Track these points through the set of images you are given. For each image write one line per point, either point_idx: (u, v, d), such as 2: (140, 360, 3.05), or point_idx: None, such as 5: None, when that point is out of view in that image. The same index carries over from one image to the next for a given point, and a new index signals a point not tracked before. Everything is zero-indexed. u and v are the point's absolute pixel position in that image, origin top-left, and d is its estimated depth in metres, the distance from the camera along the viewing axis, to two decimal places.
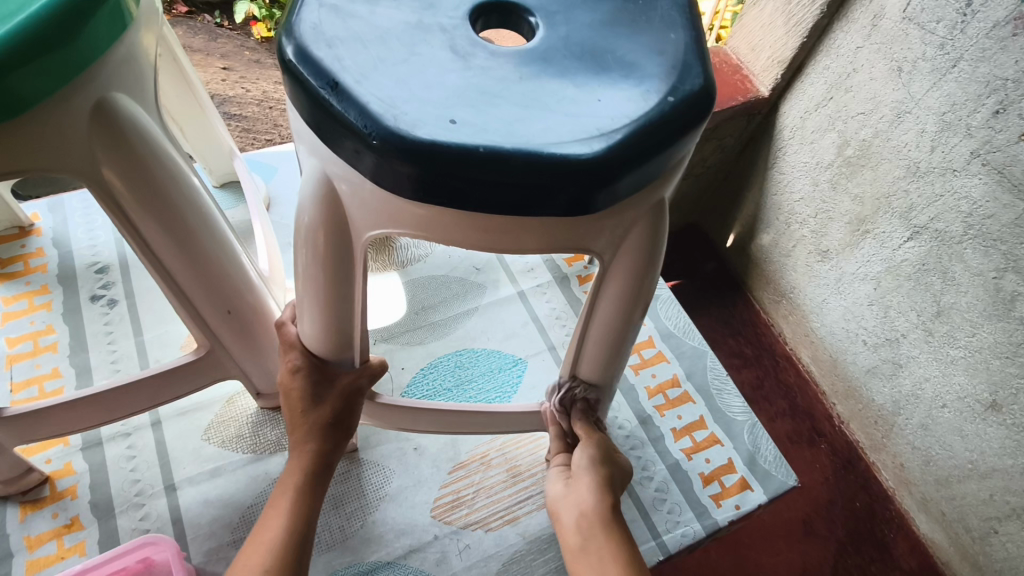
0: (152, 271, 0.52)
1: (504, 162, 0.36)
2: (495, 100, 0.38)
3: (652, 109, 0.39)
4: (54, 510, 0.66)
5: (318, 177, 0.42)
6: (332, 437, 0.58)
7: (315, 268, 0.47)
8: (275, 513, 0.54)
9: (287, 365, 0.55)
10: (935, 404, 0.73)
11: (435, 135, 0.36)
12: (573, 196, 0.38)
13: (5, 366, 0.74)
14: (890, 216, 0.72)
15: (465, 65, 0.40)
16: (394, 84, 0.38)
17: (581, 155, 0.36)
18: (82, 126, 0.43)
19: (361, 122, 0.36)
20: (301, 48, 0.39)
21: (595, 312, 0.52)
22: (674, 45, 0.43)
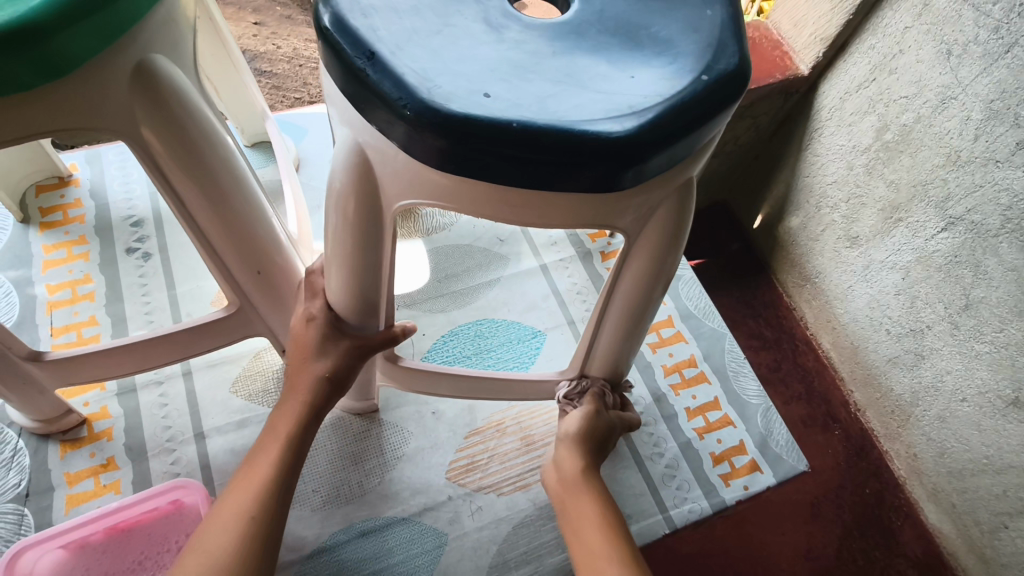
0: (187, 229, 0.54)
1: (535, 138, 0.36)
2: (525, 75, 0.38)
3: (686, 89, 0.38)
4: (91, 449, 0.70)
5: (351, 146, 0.43)
6: (331, 389, 0.60)
7: (338, 233, 0.48)
8: (271, 446, 0.56)
9: (304, 315, 0.58)
10: (955, 397, 0.72)
11: (469, 110, 0.36)
12: (598, 174, 0.38)
13: (46, 312, 0.77)
14: (925, 205, 0.70)
15: (499, 38, 0.40)
16: (427, 55, 0.38)
17: (612, 133, 0.36)
18: (124, 87, 0.43)
19: (396, 94, 0.37)
20: (338, 16, 0.39)
21: (618, 287, 0.53)
22: (711, 22, 0.42)
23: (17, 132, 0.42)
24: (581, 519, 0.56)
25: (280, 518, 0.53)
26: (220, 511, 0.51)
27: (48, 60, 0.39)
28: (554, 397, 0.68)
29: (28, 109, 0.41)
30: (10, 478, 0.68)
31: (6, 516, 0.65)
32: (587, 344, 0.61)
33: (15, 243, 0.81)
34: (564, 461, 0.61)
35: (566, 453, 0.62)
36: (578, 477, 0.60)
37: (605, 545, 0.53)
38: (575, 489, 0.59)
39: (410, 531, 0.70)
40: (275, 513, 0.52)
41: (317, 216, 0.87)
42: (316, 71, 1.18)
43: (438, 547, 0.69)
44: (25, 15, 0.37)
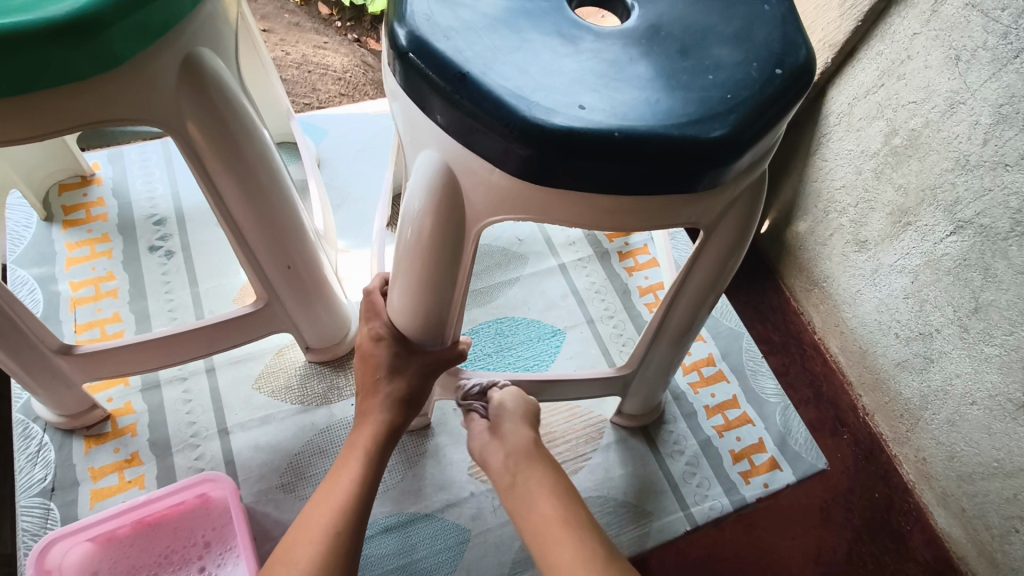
0: (222, 223, 0.55)
1: (640, 146, 0.38)
2: (614, 83, 0.40)
3: (766, 86, 0.41)
4: (116, 445, 0.70)
5: (437, 165, 0.44)
6: (406, 410, 0.59)
7: (418, 250, 0.48)
8: (348, 468, 0.55)
9: (372, 333, 0.58)
10: (965, 401, 0.72)
11: (571, 124, 0.38)
12: (690, 176, 0.40)
13: (69, 309, 0.77)
14: (934, 208, 0.71)
15: (577, 49, 0.41)
16: (517, 72, 0.39)
17: (708, 133, 0.39)
18: (171, 79, 0.44)
19: (496, 113, 0.38)
20: (420, 40, 0.40)
21: (687, 283, 0.55)
22: (769, 16, 0.45)
23: (65, 123, 0.42)
24: (533, 494, 0.56)
25: (360, 538, 0.52)
26: (302, 529, 0.51)
27: (99, 52, 0.39)
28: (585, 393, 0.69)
29: (78, 100, 0.41)
30: (35, 473, 0.68)
31: (32, 510, 0.65)
32: (644, 343, 0.63)
33: (38, 241, 0.82)
34: (513, 434, 0.61)
35: (514, 428, 0.61)
36: (526, 451, 0.59)
37: (565, 513, 0.55)
38: (529, 465, 0.58)
39: (433, 527, 0.70)
40: (355, 541, 0.52)
41: (337, 215, 0.88)
42: (325, 76, 1.19)
43: (460, 543, 0.69)
44: (80, 8, 0.38)
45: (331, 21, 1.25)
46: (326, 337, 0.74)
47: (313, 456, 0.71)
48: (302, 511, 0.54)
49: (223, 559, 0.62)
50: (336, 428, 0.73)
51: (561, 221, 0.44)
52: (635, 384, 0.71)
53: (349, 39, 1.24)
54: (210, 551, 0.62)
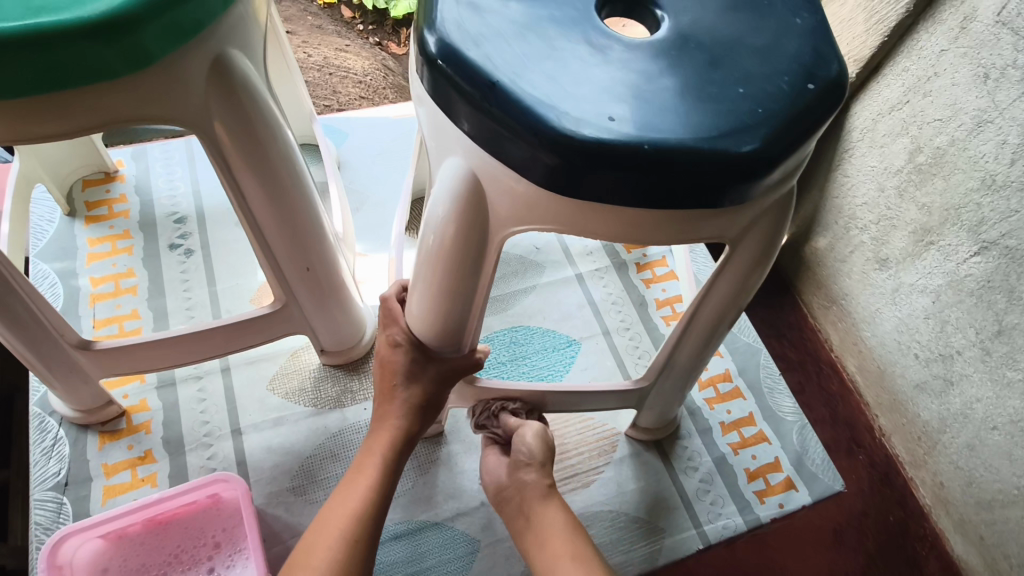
0: (243, 223, 0.55)
1: (669, 158, 0.37)
2: (645, 94, 0.40)
3: (798, 99, 0.41)
4: (130, 441, 0.70)
5: (463, 174, 0.43)
6: (422, 418, 0.59)
7: (439, 257, 0.48)
8: (363, 474, 0.56)
9: (389, 338, 0.58)
10: (986, 425, 0.70)
11: (600, 135, 0.37)
12: (718, 189, 0.39)
13: (89, 304, 0.78)
14: (958, 228, 0.70)
15: (606, 59, 0.41)
16: (546, 81, 0.39)
17: (739, 147, 0.38)
18: (200, 79, 0.44)
19: (525, 123, 0.38)
20: (449, 48, 0.40)
21: (710, 295, 0.54)
22: (799, 29, 0.45)
23: (95, 121, 0.42)
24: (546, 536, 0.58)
25: (375, 544, 0.53)
26: (320, 531, 0.52)
27: (132, 51, 0.40)
28: (600, 406, 0.69)
29: (108, 97, 0.41)
30: (50, 467, 0.68)
31: (45, 504, 0.66)
32: (663, 356, 0.63)
33: (60, 236, 0.82)
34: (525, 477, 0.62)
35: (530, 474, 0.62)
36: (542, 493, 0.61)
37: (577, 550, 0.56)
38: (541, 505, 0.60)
39: (442, 536, 0.69)
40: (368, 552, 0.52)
41: (356, 218, 0.88)
42: (345, 79, 1.20)
43: (470, 553, 0.68)
44: (115, 7, 0.38)
45: (354, 25, 1.26)
46: (341, 340, 0.74)
47: (325, 460, 0.71)
48: (319, 514, 0.55)
49: (232, 560, 0.62)
50: (348, 432, 0.73)
51: (584, 233, 0.43)
52: (652, 396, 0.69)
53: (370, 44, 1.25)
54: (219, 552, 0.62)
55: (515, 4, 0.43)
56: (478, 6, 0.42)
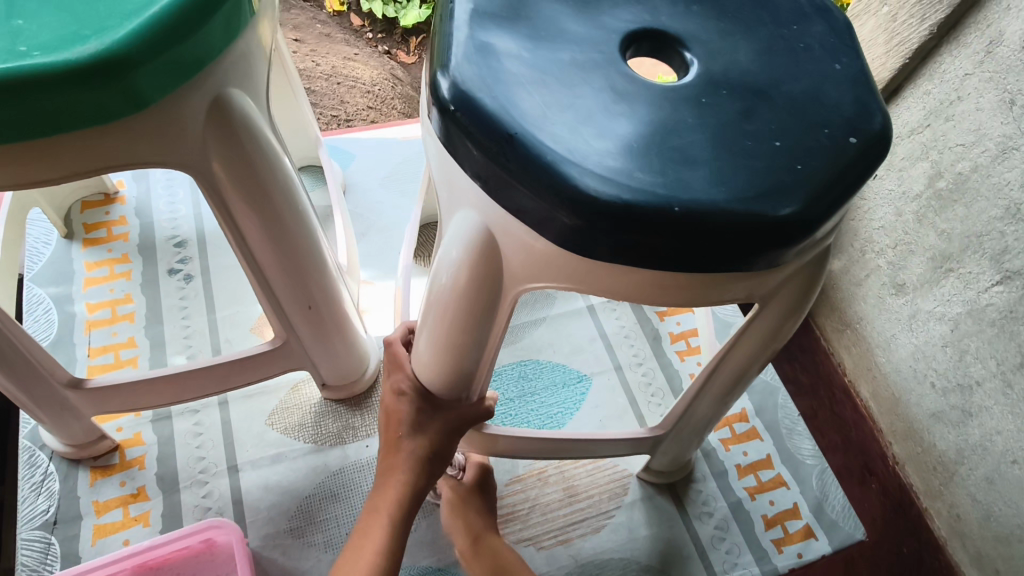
0: (242, 261, 0.52)
1: (701, 221, 0.35)
2: (676, 149, 0.37)
3: (839, 156, 0.38)
4: (122, 478, 0.68)
5: (476, 227, 0.41)
6: (428, 471, 0.54)
7: (451, 308, 0.45)
8: (371, 538, 0.52)
9: (395, 387, 0.55)
10: (1005, 459, 0.67)
11: (627, 195, 0.35)
12: (754, 252, 0.36)
13: (84, 331, 0.75)
14: (979, 256, 0.66)
15: (634, 109, 0.38)
16: (570, 133, 0.36)
17: (777, 209, 0.35)
18: (198, 118, 0.42)
19: (546, 180, 0.35)
20: (462, 92, 0.37)
21: (736, 346, 0.51)
22: (841, 76, 0.42)
23: (87, 163, 0.40)
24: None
25: None
26: None
27: (126, 92, 0.37)
28: (612, 452, 0.66)
29: (99, 140, 0.39)
30: (39, 504, 0.65)
31: (33, 544, 0.63)
32: (681, 401, 0.60)
33: (57, 259, 0.80)
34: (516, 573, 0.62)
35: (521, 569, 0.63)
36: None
37: None
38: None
39: None
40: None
41: (361, 244, 0.86)
42: (353, 89, 1.18)
43: None
44: (105, 49, 0.35)
45: (362, 33, 1.24)
46: (343, 374, 0.71)
47: (324, 500, 0.68)
48: None
49: None
50: (350, 471, 0.70)
51: (604, 292, 0.40)
52: (668, 440, 0.66)
53: (379, 52, 1.23)
54: None
55: (536, 47, 0.40)
56: (495, 49, 0.39)
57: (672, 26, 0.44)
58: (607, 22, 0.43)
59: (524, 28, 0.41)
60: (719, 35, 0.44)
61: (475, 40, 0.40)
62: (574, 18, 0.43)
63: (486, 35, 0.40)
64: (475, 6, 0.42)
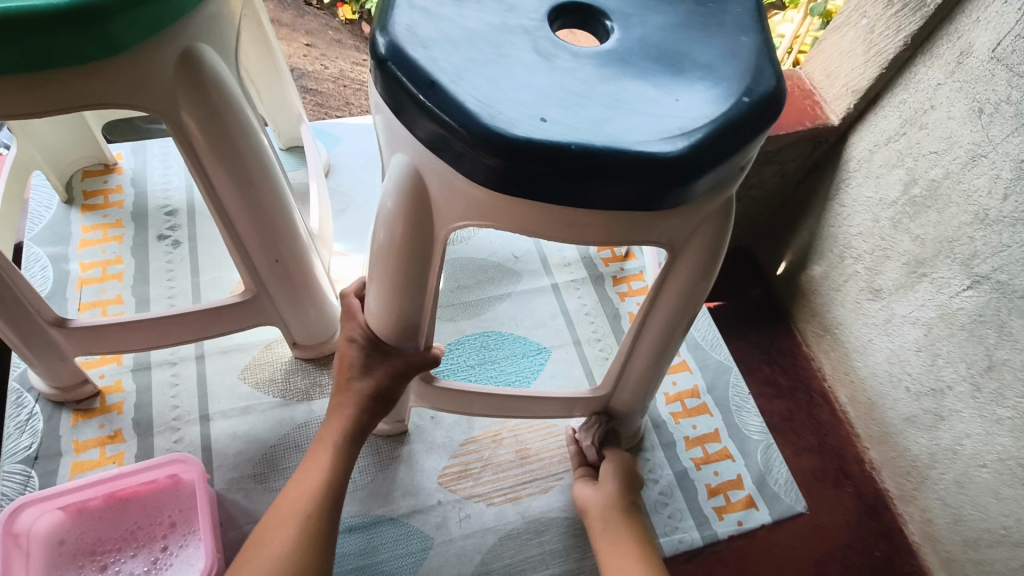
0: (214, 213, 0.57)
1: (596, 159, 0.39)
2: (580, 100, 0.41)
3: (730, 112, 0.42)
4: (102, 421, 0.72)
5: (406, 169, 0.46)
6: (372, 410, 0.60)
7: (390, 252, 0.50)
8: (315, 464, 0.57)
9: (348, 334, 0.60)
10: (974, 463, 0.70)
11: (530, 135, 0.39)
12: (649, 192, 0.41)
13: (76, 288, 0.81)
14: (950, 261, 0.70)
15: (549, 66, 0.43)
16: (487, 84, 0.41)
17: (667, 152, 0.40)
18: (168, 70, 0.47)
19: (460, 121, 0.40)
20: (396, 47, 0.42)
21: (659, 299, 0.55)
22: (747, 47, 0.47)
23: (65, 103, 0.45)
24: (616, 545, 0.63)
25: (333, 530, 0.54)
26: (276, 517, 0.53)
27: (100, 39, 0.42)
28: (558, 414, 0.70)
29: (79, 80, 0.44)
30: (22, 440, 0.70)
31: (14, 476, 0.68)
32: (619, 363, 0.64)
33: (56, 222, 0.86)
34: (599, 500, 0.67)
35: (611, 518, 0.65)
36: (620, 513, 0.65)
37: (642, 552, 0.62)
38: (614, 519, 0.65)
39: (397, 531, 0.71)
40: (317, 543, 0.53)
41: (339, 220, 0.91)
42: (359, 92, 1.24)
43: (422, 550, 0.70)
44: None
45: None
46: (313, 334, 0.76)
47: (288, 450, 0.72)
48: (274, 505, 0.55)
49: (186, 540, 0.63)
50: (313, 424, 0.74)
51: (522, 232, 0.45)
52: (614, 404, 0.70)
53: None
54: (174, 531, 0.64)
55: (469, 11, 0.46)
56: (432, 13, 0.45)
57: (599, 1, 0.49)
58: None
59: None
60: (642, 12, 0.48)
61: (415, 7, 0.45)
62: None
63: None
64: None
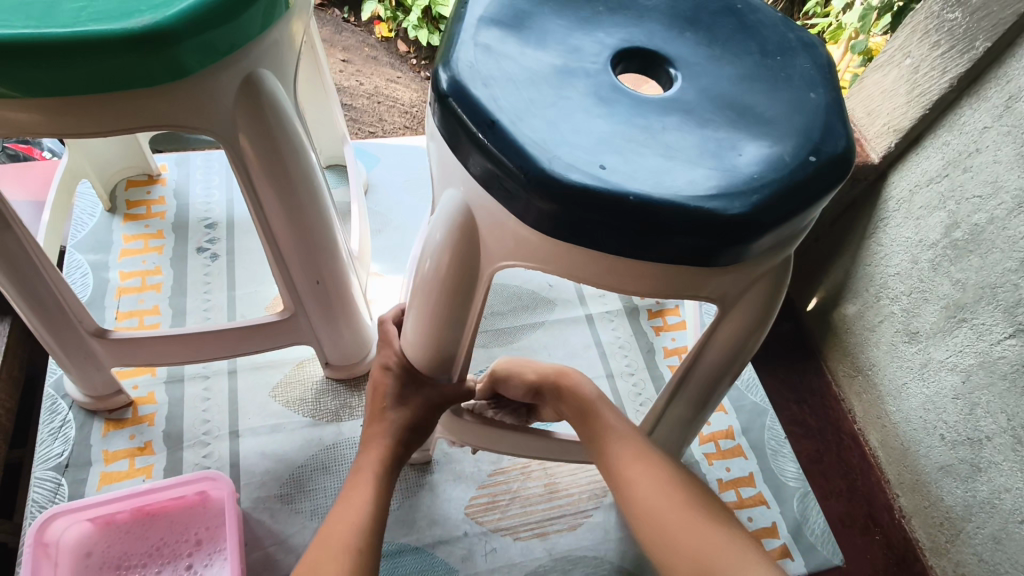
0: (259, 233, 0.58)
1: (654, 212, 0.38)
2: (641, 148, 0.41)
3: (797, 170, 0.41)
4: (133, 431, 0.72)
5: (456, 204, 0.45)
6: (409, 439, 0.59)
7: (434, 286, 0.49)
8: (358, 493, 0.54)
9: (383, 362, 0.59)
10: (1013, 518, 0.66)
11: (589, 182, 0.38)
12: (706, 249, 0.40)
13: (114, 296, 0.81)
14: (992, 307, 0.67)
15: (611, 112, 0.43)
16: (548, 127, 0.41)
17: (726, 210, 0.39)
18: (230, 94, 0.48)
19: (517, 162, 0.39)
20: (458, 82, 0.42)
21: (707, 348, 0.54)
22: (815, 103, 0.46)
23: (125, 121, 0.46)
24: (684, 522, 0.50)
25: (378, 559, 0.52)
26: (321, 550, 0.50)
27: (167, 64, 0.43)
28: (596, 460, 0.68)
29: (141, 100, 0.45)
30: (54, 447, 0.70)
31: (44, 483, 0.68)
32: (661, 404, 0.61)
33: (98, 230, 0.87)
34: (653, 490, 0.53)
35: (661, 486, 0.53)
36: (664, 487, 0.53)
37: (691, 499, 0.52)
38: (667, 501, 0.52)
39: (422, 562, 0.69)
40: None
41: (376, 240, 0.91)
42: (392, 109, 1.24)
43: None
44: (158, 22, 0.41)
45: (407, 58, 1.33)
46: (345, 355, 0.75)
47: (315, 471, 0.71)
48: (313, 541, 0.52)
49: (211, 559, 0.63)
50: (341, 446, 0.73)
51: (569, 273, 0.44)
52: None
53: (422, 77, 1.31)
54: (199, 549, 0.63)
55: (532, 52, 0.46)
56: (495, 50, 0.45)
57: (663, 47, 0.49)
58: (602, 37, 0.48)
59: (526, 36, 0.47)
60: (706, 59, 0.49)
61: (478, 44, 0.45)
62: (577, 31, 0.48)
63: (487, 36, 0.46)
64: (485, 14, 0.47)
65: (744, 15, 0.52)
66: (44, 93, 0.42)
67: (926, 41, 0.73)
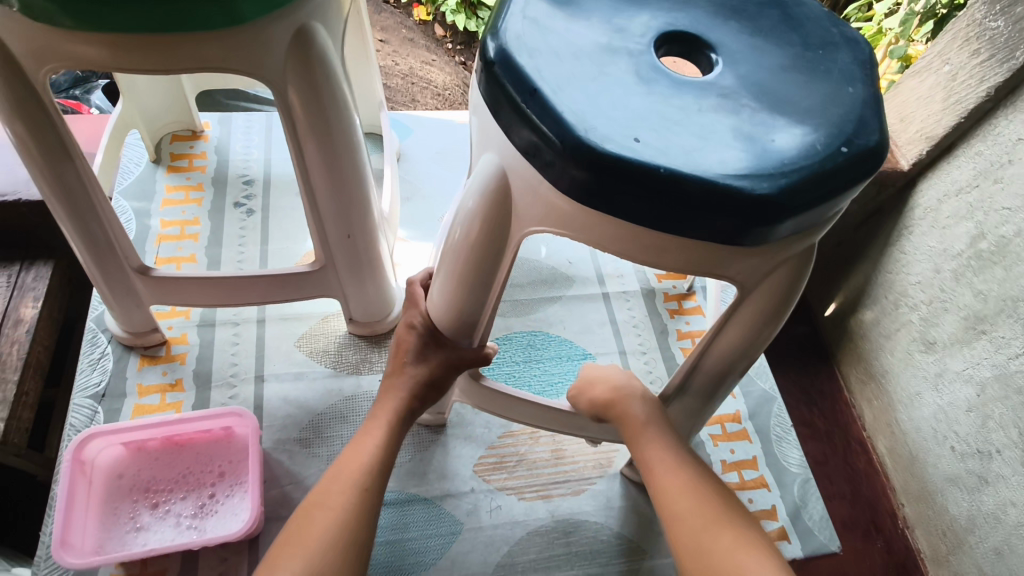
0: (301, 186, 0.61)
1: (681, 185, 0.40)
2: (675, 127, 0.43)
3: (827, 157, 0.43)
4: (165, 368, 0.76)
5: (493, 168, 0.48)
6: (425, 394, 0.62)
7: (463, 248, 0.52)
8: (371, 437, 0.58)
9: (408, 321, 0.63)
10: (1017, 532, 0.67)
11: (621, 152, 0.40)
12: (731, 226, 0.42)
13: (155, 242, 0.85)
14: (1013, 321, 0.68)
15: (649, 89, 0.45)
16: (587, 99, 0.43)
17: (753, 189, 0.41)
18: (282, 45, 0.51)
19: (556, 130, 0.41)
20: (505, 51, 0.44)
21: (718, 339, 0.56)
22: (852, 97, 0.47)
23: (184, 64, 0.49)
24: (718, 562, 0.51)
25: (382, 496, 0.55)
26: (332, 489, 0.53)
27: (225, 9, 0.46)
28: (605, 434, 0.70)
29: (203, 44, 0.48)
30: (92, 377, 0.75)
31: (81, 409, 0.72)
32: (664, 395, 0.64)
33: (143, 179, 0.91)
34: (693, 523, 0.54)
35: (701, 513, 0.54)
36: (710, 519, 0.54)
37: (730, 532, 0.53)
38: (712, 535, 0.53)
39: (429, 512, 0.72)
40: (365, 523, 0.52)
41: (405, 207, 0.94)
42: (426, 89, 1.27)
43: (452, 534, 0.71)
44: None
45: (443, 42, 1.36)
46: (369, 312, 0.79)
47: (334, 419, 0.75)
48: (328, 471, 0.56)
49: (232, 491, 0.66)
50: (360, 398, 0.76)
51: (593, 241, 0.46)
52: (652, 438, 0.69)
53: (456, 61, 1.34)
54: (222, 481, 0.67)
55: (578, 28, 0.48)
56: (542, 24, 0.47)
57: (706, 33, 0.51)
58: (647, 21, 0.50)
59: (574, 13, 0.49)
60: (747, 48, 0.50)
61: (526, 17, 0.47)
62: (623, 13, 0.50)
63: (536, 10, 0.48)
64: None
65: (788, 9, 0.54)
66: (114, 29, 0.45)
67: (967, 49, 0.73)
